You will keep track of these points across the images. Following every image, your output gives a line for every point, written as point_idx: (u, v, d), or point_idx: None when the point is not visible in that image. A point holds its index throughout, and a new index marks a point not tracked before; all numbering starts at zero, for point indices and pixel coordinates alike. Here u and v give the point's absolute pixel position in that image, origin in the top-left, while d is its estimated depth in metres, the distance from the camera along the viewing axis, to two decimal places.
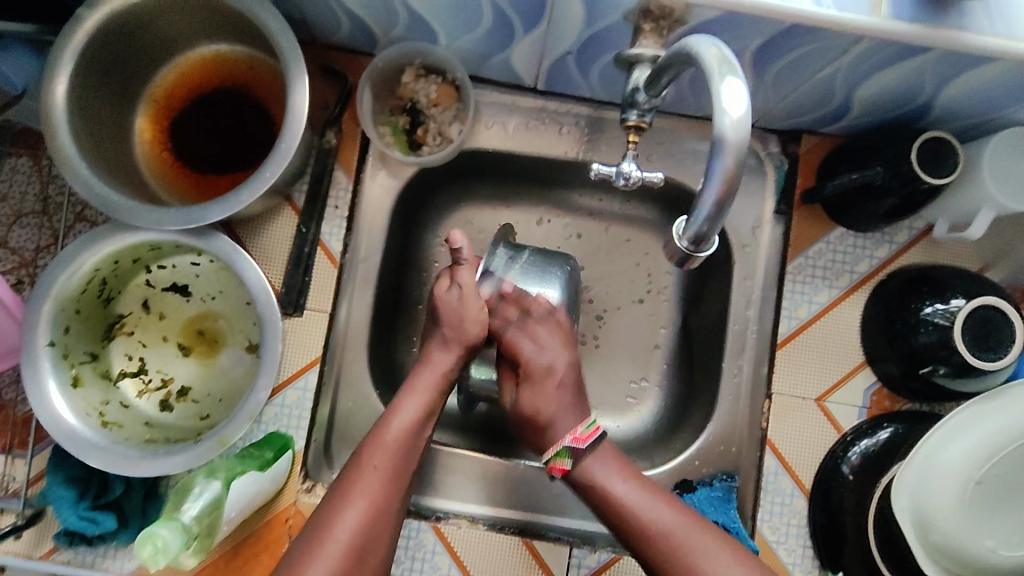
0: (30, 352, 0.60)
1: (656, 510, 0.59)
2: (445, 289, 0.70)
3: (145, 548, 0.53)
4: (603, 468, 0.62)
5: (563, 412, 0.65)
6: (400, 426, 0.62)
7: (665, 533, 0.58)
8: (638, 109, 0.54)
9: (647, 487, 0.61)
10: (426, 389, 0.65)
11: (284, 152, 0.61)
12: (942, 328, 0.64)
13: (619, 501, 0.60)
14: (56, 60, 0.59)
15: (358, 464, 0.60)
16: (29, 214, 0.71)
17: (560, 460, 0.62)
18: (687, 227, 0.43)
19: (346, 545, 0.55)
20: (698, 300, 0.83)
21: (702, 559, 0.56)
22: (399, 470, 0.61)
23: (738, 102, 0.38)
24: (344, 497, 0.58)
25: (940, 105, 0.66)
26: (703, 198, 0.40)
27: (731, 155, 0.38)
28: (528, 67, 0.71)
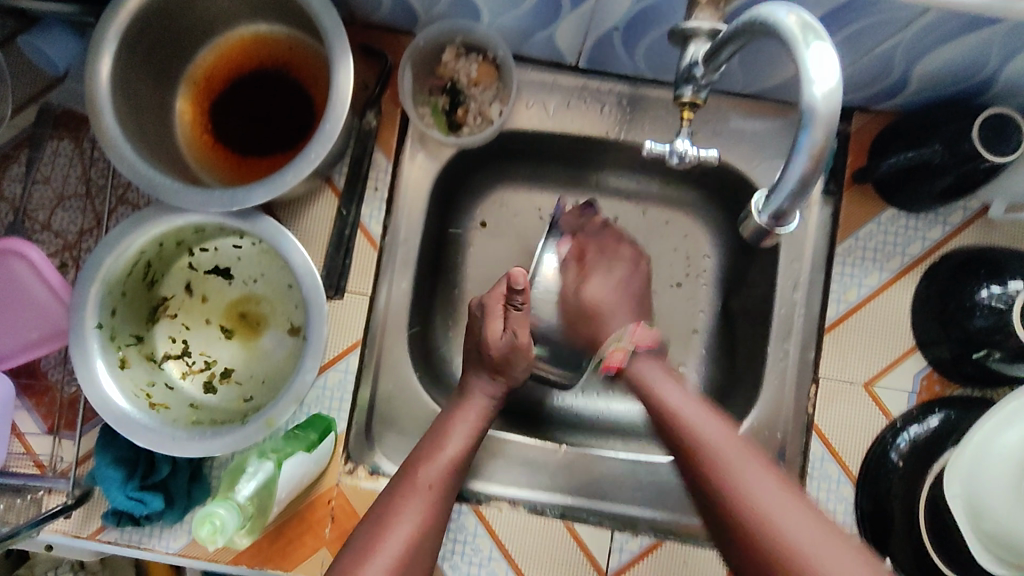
0: (78, 334, 0.60)
1: (705, 424, 0.59)
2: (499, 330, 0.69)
3: (204, 528, 0.53)
4: (655, 375, 0.66)
5: (582, 385, 0.69)
6: (453, 448, 0.64)
7: (704, 441, 0.57)
8: (694, 83, 0.52)
9: (710, 411, 0.61)
10: (475, 417, 0.67)
11: (328, 133, 0.61)
12: (999, 312, 0.62)
13: (675, 408, 0.61)
14: (101, 38, 0.59)
15: (411, 481, 0.61)
16: (71, 197, 0.71)
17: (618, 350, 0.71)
18: (768, 203, 0.42)
19: (396, 556, 0.56)
20: (740, 283, 0.82)
21: (743, 479, 0.53)
22: (445, 495, 0.61)
23: (829, 71, 0.37)
24: (394, 513, 0.58)
25: (1004, 79, 0.63)
26: (789, 172, 0.39)
27: (822, 127, 0.37)
28: (572, 44, 0.69)
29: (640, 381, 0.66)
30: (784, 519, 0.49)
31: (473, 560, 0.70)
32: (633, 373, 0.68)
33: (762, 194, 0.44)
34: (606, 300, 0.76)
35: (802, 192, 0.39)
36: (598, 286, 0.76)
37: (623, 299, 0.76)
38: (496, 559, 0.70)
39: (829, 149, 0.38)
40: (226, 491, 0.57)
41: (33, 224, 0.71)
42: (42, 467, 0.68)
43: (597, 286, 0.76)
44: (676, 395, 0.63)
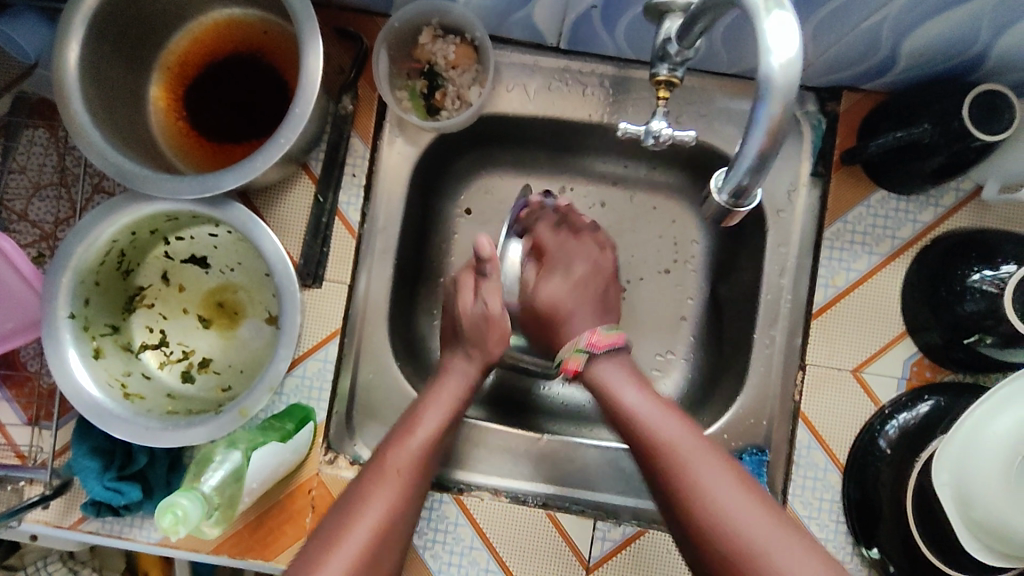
0: (50, 324, 0.60)
1: (666, 423, 0.58)
2: (470, 301, 0.69)
3: (166, 518, 0.51)
4: (617, 375, 0.63)
5: (582, 304, 0.71)
6: (420, 441, 0.61)
7: (669, 444, 0.56)
8: (670, 61, 0.51)
9: (667, 407, 0.60)
10: (449, 400, 0.65)
11: (298, 117, 0.59)
12: (991, 295, 0.61)
13: (627, 408, 0.60)
14: (67, 24, 0.58)
15: (380, 468, 0.59)
16: (47, 186, 0.70)
17: (575, 356, 0.66)
18: (728, 179, 0.41)
19: (365, 541, 0.54)
20: (728, 268, 0.80)
21: (698, 472, 0.53)
22: (416, 481, 0.60)
23: (789, 42, 0.35)
24: (365, 498, 0.57)
25: (996, 55, 0.61)
26: (746, 147, 0.38)
27: (779, 98, 0.35)
28: (552, 24, 0.68)
29: (600, 383, 0.63)
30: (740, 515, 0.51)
31: (455, 550, 0.69)
32: (592, 377, 0.64)
33: (721, 172, 0.43)
34: (566, 306, 0.71)
35: (761, 167, 0.38)
36: (551, 287, 0.72)
37: (584, 301, 0.71)
38: (478, 549, 0.69)
39: (788, 122, 0.37)
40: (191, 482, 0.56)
41: (9, 213, 0.70)
42: (23, 458, 0.68)
43: (551, 288, 0.72)
44: (632, 390, 0.62)
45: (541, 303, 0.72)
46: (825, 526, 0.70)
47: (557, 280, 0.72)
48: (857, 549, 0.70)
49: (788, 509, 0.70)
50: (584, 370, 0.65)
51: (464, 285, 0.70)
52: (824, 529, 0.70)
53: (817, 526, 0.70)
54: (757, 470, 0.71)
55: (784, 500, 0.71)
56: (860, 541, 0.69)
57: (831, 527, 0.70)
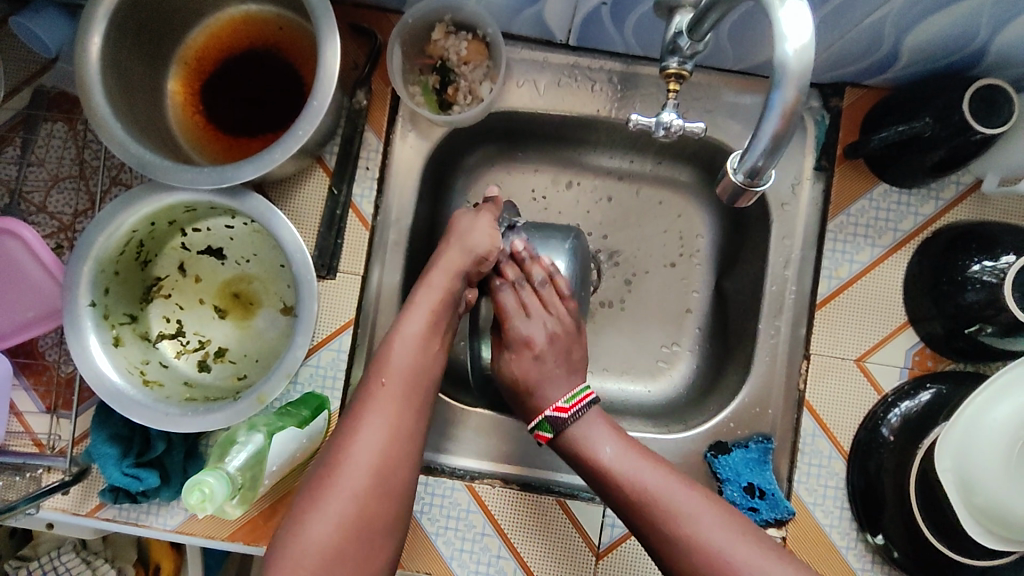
0: (72, 312, 0.61)
1: (646, 472, 0.60)
2: (460, 243, 0.73)
3: (193, 496, 0.52)
4: (592, 431, 0.63)
5: (549, 380, 0.67)
6: (404, 350, 0.62)
7: (654, 494, 0.58)
8: (680, 55, 0.53)
9: (640, 449, 0.62)
10: (427, 302, 0.64)
11: (316, 110, 0.61)
12: (990, 286, 0.62)
13: (606, 467, 0.61)
14: (90, 18, 0.59)
15: (369, 388, 0.60)
16: (66, 178, 0.71)
17: (542, 431, 0.66)
18: (742, 163, 0.42)
19: (366, 468, 0.56)
20: (733, 261, 0.82)
21: (689, 522, 0.56)
22: (411, 396, 0.61)
23: (802, 31, 0.37)
24: (358, 418, 0.58)
25: (995, 50, 0.63)
26: (760, 132, 0.39)
27: (793, 85, 0.37)
28: (562, 21, 0.69)
29: (578, 441, 0.63)
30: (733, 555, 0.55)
31: (466, 536, 0.70)
32: (568, 437, 0.64)
33: (737, 155, 0.45)
34: (533, 375, 0.68)
35: (775, 151, 0.39)
36: (523, 328, 0.69)
37: (555, 376, 0.68)
38: (489, 535, 0.70)
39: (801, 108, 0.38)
40: (214, 462, 0.57)
41: (29, 205, 0.71)
42: (40, 446, 0.69)
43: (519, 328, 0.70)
44: (606, 436, 0.63)
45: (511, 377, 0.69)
46: (830, 512, 0.71)
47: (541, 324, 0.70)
48: (861, 536, 0.71)
49: (793, 496, 0.72)
50: (564, 428, 0.64)
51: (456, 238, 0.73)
52: (829, 515, 0.71)
53: (822, 512, 0.71)
54: (763, 458, 0.72)
55: (789, 488, 0.72)
56: (864, 528, 0.71)
57: (836, 513, 0.71)
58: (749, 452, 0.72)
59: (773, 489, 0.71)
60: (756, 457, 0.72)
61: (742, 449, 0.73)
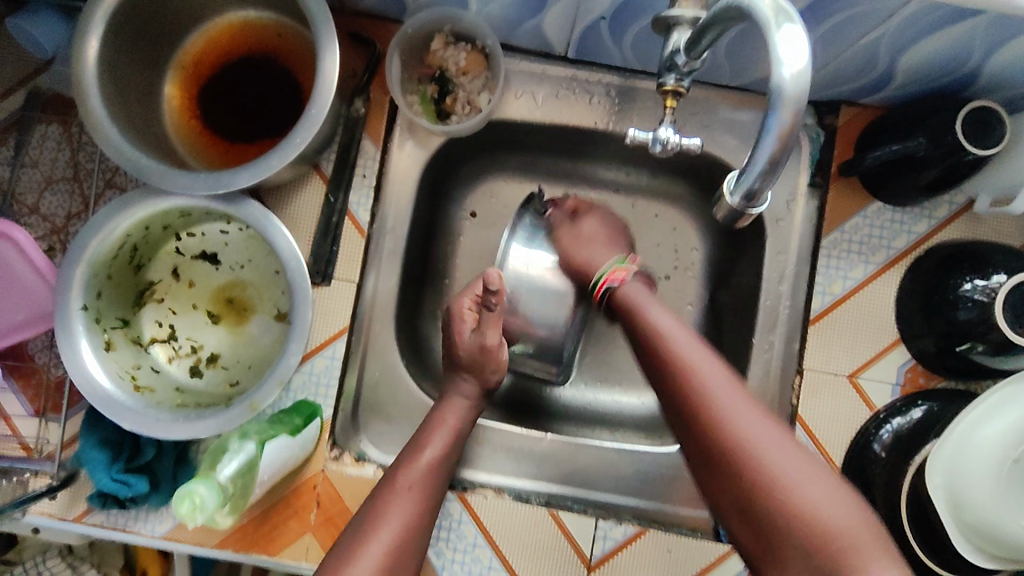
0: (64, 316, 0.60)
1: (700, 357, 0.55)
2: (468, 330, 0.71)
3: (184, 504, 0.52)
4: (642, 296, 0.65)
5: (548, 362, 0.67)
6: (422, 466, 0.61)
7: (699, 387, 0.52)
8: (677, 72, 0.53)
9: (701, 342, 0.57)
10: (451, 424, 0.67)
11: (315, 118, 0.61)
12: (981, 305, 0.63)
13: (663, 332, 0.59)
14: (88, 21, 0.59)
15: (392, 486, 0.59)
16: (60, 180, 0.71)
17: (621, 268, 0.69)
18: (739, 182, 0.42)
19: (382, 554, 0.53)
20: (727, 275, 0.82)
21: (737, 419, 0.50)
22: (426, 499, 0.60)
23: (798, 54, 0.37)
24: (378, 517, 0.56)
25: (988, 73, 0.63)
26: (757, 154, 0.39)
27: (790, 107, 0.37)
28: (561, 34, 0.70)
29: (629, 304, 0.65)
30: (777, 452, 0.48)
31: (457, 547, 0.70)
32: (620, 292, 0.67)
33: (733, 176, 0.44)
34: (604, 232, 0.75)
35: (772, 171, 0.39)
36: (593, 224, 0.76)
37: (576, 329, 0.70)
38: (480, 546, 0.70)
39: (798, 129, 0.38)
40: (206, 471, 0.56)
41: (21, 207, 0.71)
42: (28, 449, 0.69)
43: (591, 225, 0.76)
44: (664, 317, 0.61)
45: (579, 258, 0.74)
46: None
47: (593, 221, 0.76)
48: None
49: None
50: (621, 285, 0.67)
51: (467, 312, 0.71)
52: None
53: None
54: None
55: None
56: None
57: None
58: None
59: None
60: None
61: None
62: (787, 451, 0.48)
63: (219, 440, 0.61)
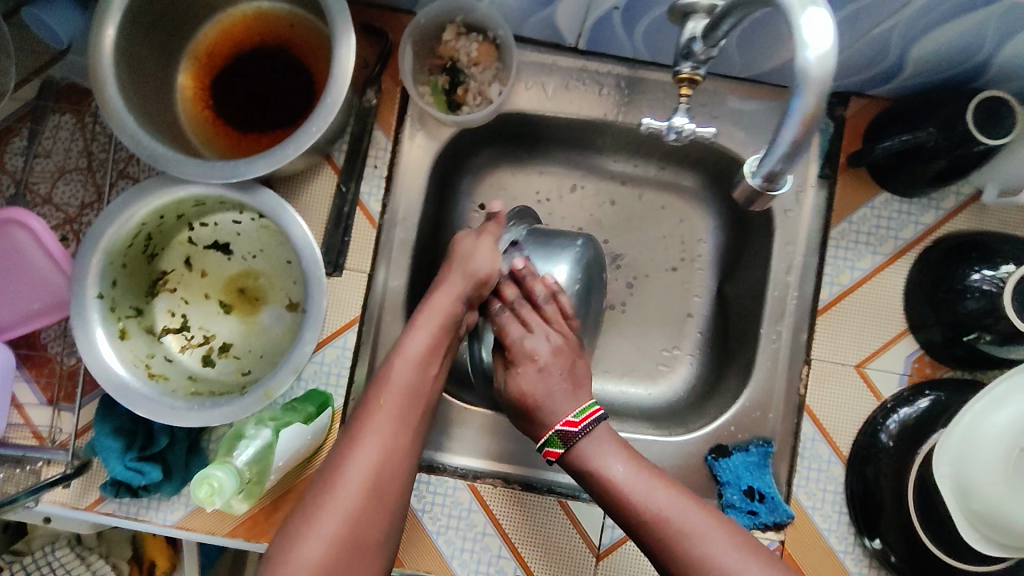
0: (79, 304, 0.61)
1: (651, 493, 0.59)
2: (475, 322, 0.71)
3: (203, 490, 0.52)
4: (597, 449, 0.62)
5: (556, 396, 0.65)
6: (404, 364, 0.63)
7: (661, 516, 0.57)
8: (693, 60, 0.53)
9: (643, 463, 0.62)
10: (439, 311, 0.66)
11: (329, 107, 0.61)
12: (989, 295, 0.64)
13: (617, 484, 0.60)
14: (104, 10, 0.59)
15: (369, 406, 0.61)
16: (73, 170, 0.71)
17: (553, 446, 0.63)
18: (760, 165, 0.43)
19: (361, 486, 0.56)
20: (735, 267, 0.83)
21: (703, 543, 0.56)
22: (409, 411, 0.62)
23: (822, 36, 0.37)
24: (355, 438, 0.59)
25: (998, 64, 0.64)
26: (780, 137, 0.39)
27: (815, 92, 0.37)
28: (572, 25, 0.70)
29: (583, 464, 0.62)
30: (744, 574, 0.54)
31: (468, 535, 0.71)
32: (581, 452, 0.62)
33: (754, 157, 0.45)
34: (536, 395, 0.66)
35: (795, 155, 0.39)
36: (527, 380, 0.67)
37: (555, 390, 0.66)
38: (490, 535, 0.71)
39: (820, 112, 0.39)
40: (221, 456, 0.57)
41: (34, 197, 0.71)
42: (41, 438, 0.69)
43: (526, 380, 0.67)
44: (611, 448, 0.62)
45: (517, 394, 0.66)
46: (829, 516, 0.72)
47: (536, 345, 0.69)
48: (858, 540, 0.72)
49: (792, 500, 0.72)
50: (576, 444, 0.63)
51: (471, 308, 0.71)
52: (827, 519, 0.72)
53: (820, 516, 0.72)
54: (763, 461, 0.73)
55: (788, 491, 0.73)
56: (861, 532, 0.71)
57: (834, 517, 0.72)
58: (750, 455, 0.73)
59: (773, 492, 0.71)
60: (757, 460, 0.73)
61: (742, 452, 0.73)
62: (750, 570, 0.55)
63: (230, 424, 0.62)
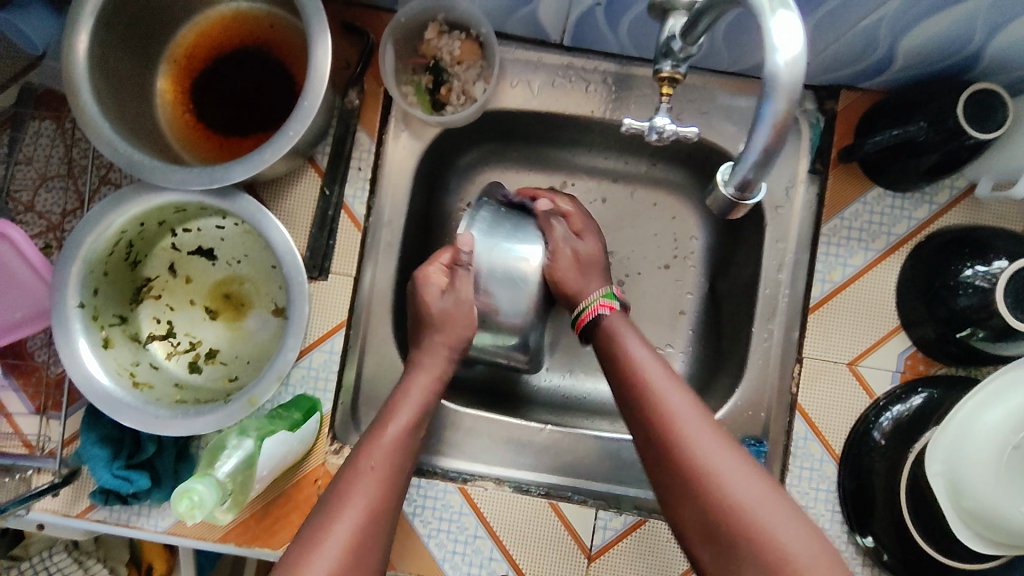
0: (60, 313, 0.60)
1: (672, 394, 0.57)
2: (438, 292, 0.70)
3: (182, 503, 0.50)
4: (621, 326, 0.66)
5: (591, 279, 0.72)
6: (396, 427, 0.61)
7: (669, 421, 0.55)
8: (673, 58, 0.52)
9: (678, 379, 0.59)
10: (420, 390, 0.65)
11: (306, 110, 0.60)
12: (982, 291, 0.63)
13: (633, 364, 0.60)
14: (76, 17, 0.59)
15: (355, 465, 0.58)
16: (54, 177, 0.71)
17: (606, 300, 0.68)
18: (733, 174, 0.41)
19: (345, 543, 0.52)
20: (727, 263, 0.82)
21: (695, 432, 0.53)
22: (396, 475, 0.59)
23: (793, 39, 0.36)
24: (340, 500, 0.55)
25: (990, 55, 0.62)
26: (751, 143, 0.39)
27: (784, 97, 0.36)
28: (555, 21, 0.69)
29: (614, 338, 0.64)
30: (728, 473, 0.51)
31: (459, 538, 0.71)
32: (607, 323, 0.66)
33: (728, 166, 0.44)
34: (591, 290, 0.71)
35: (766, 162, 0.39)
36: (588, 249, 0.74)
37: (595, 277, 0.73)
38: (481, 537, 0.70)
39: (793, 118, 0.38)
40: (205, 470, 0.55)
41: (16, 205, 0.70)
42: (30, 446, 0.69)
43: (587, 249, 0.74)
44: (638, 344, 0.62)
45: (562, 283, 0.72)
46: (821, 515, 0.72)
47: (591, 243, 0.75)
48: (851, 538, 0.71)
49: None
50: (611, 315, 0.67)
51: (433, 274, 0.71)
52: (820, 518, 0.72)
53: (813, 515, 0.72)
54: None
55: None
56: (854, 529, 0.71)
57: (826, 516, 0.72)
58: None
59: None
60: None
61: None
62: (743, 475, 0.51)
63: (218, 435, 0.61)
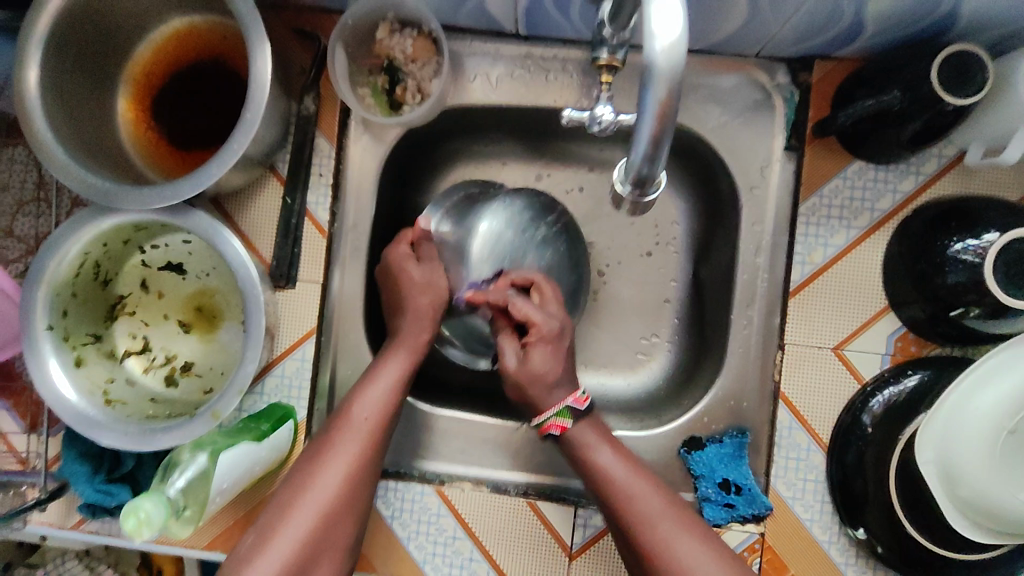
0: (31, 338, 0.62)
1: (646, 495, 0.60)
2: (411, 266, 0.71)
3: (128, 522, 0.51)
4: (587, 436, 0.63)
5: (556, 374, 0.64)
6: (382, 386, 0.65)
7: (649, 545, 0.58)
8: (608, 45, 0.50)
9: (648, 476, 0.61)
10: (409, 347, 0.68)
11: (250, 123, 0.60)
12: (971, 266, 0.58)
13: (603, 471, 0.61)
14: (25, 47, 0.59)
15: (344, 418, 0.63)
16: (29, 202, 0.72)
17: (559, 419, 0.63)
18: (629, 166, 0.43)
19: (326, 498, 0.58)
20: (709, 248, 0.79)
21: (679, 553, 0.57)
22: (379, 437, 0.63)
23: (671, 25, 0.36)
24: (322, 458, 0.60)
25: (967, 15, 0.58)
26: (638, 134, 0.40)
27: (663, 84, 0.37)
28: (506, 11, 0.66)
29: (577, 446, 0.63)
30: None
31: (438, 539, 0.70)
32: (570, 438, 0.63)
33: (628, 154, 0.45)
34: (553, 375, 0.64)
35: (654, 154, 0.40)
36: (542, 357, 0.64)
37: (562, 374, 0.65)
38: (460, 538, 0.70)
39: (676, 106, 0.38)
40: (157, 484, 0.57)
41: None
42: (22, 463, 0.71)
43: (540, 359, 0.64)
44: (609, 457, 0.62)
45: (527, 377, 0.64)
46: (810, 506, 0.69)
47: (541, 355, 0.65)
48: (843, 530, 0.68)
49: (771, 491, 0.69)
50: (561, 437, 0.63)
51: (401, 258, 0.71)
52: (809, 510, 0.69)
53: (801, 507, 0.69)
54: (738, 452, 0.70)
55: (766, 483, 0.70)
56: (845, 521, 0.68)
57: (816, 507, 0.69)
58: (724, 447, 0.71)
59: (749, 483, 0.69)
60: (731, 451, 0.70)
61: (716, 444, 0.71)
62: (710, 568, 0.56)
63: (209, 433, 0.62)
